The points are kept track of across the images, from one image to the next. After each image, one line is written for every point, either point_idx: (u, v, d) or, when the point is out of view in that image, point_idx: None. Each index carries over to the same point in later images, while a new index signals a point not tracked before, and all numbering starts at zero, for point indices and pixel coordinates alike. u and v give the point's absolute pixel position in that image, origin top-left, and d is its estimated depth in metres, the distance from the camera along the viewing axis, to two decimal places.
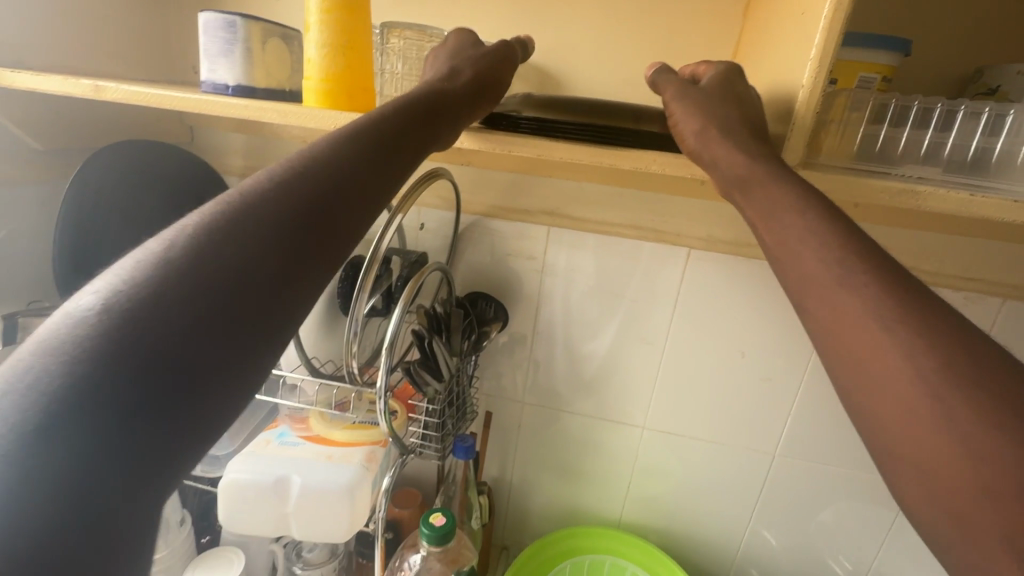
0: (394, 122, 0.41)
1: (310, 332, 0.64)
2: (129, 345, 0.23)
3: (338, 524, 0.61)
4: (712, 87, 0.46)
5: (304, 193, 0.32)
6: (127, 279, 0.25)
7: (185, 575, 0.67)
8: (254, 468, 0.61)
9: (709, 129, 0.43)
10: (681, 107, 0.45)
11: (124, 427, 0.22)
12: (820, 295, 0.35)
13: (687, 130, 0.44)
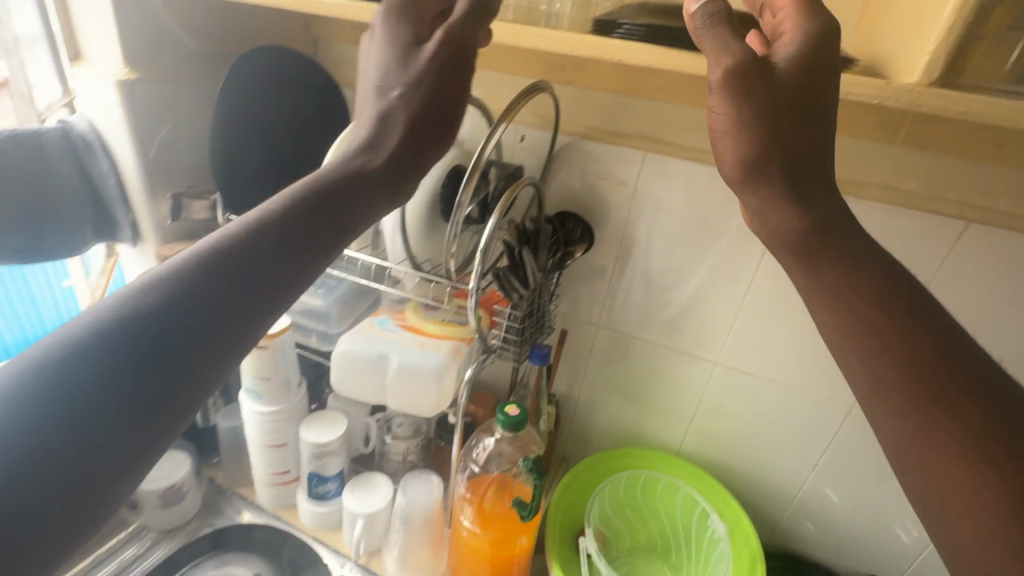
0: (312, 204, 0.49)
1: (413, 234, 0.69)
2: (52, 397, 0.32)
3: (428, 401, 0.70)
4: (789, 83, 0.42)
5: (218, 274, 0.41)
6: (61, 346, 0.34)
7: (301, 428, 0.80)
8: (360, 345, 0.70)
9: (761, 169, 0.44)
10: (744, 133, 0.43)
11: (117, 418, 0.34)
12: (900, 387, 0.42)
13: (733, 159, 0.44)
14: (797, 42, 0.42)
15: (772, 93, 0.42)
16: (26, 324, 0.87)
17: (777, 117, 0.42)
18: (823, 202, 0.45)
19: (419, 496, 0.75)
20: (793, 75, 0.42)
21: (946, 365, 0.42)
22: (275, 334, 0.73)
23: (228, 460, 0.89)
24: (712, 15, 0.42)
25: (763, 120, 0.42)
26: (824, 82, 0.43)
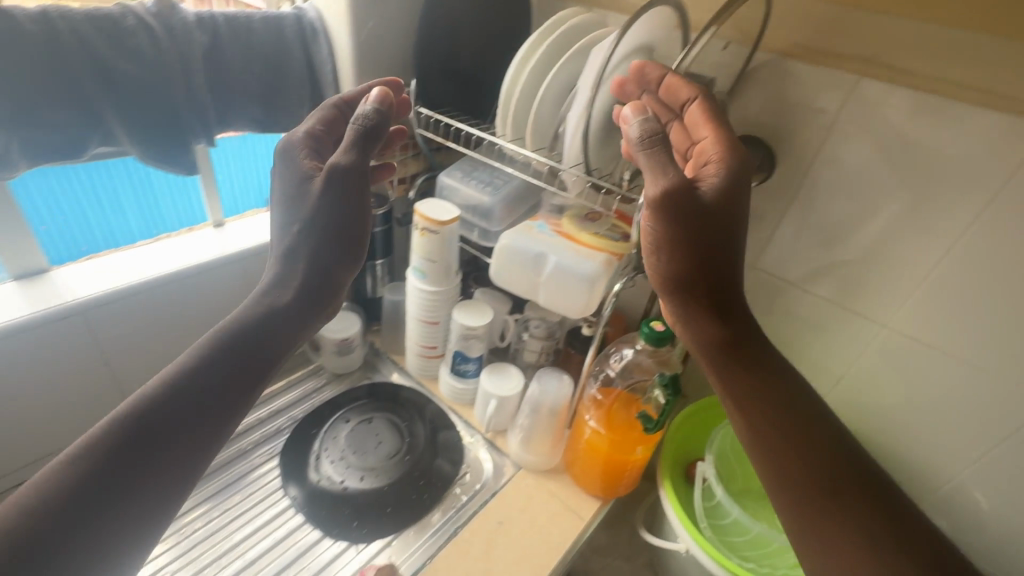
0: (273, 328, 0.56)
1: (591, 139, 0.67)
2: (71, 487, 0.42)
3: (577, 303, 0.74)
4: (708, 213, 0.52)
5: (171, 393, 0.49)
6: (78, 452, 0.44)
7: (453, 311, 0.89)
8: (522, 242, 0.75)
9: (689, 284, 0.54)
10: (674, 254, 0.54)
11: (109, 517, 0.43)
12: (797, 468, 0.51)
13: (667, 267, 0.55)
14: (719, 175, 0.53)
15: (690, 223, 0.51)
16: (230, 194, 0.90)
17: (692, 244, 0.52)
18: (738, 319, 0.55)
19: (551, 390, 0.82)
20: (716, 199, 0.52)
21: (812, 435, 0.52)
22: (445, 221, 0.79)
23: (388, 329, 1.03)
24: (642, 135, 0.53)
25: (690, 248, 0.53)
26: (736, 207, 0.52)
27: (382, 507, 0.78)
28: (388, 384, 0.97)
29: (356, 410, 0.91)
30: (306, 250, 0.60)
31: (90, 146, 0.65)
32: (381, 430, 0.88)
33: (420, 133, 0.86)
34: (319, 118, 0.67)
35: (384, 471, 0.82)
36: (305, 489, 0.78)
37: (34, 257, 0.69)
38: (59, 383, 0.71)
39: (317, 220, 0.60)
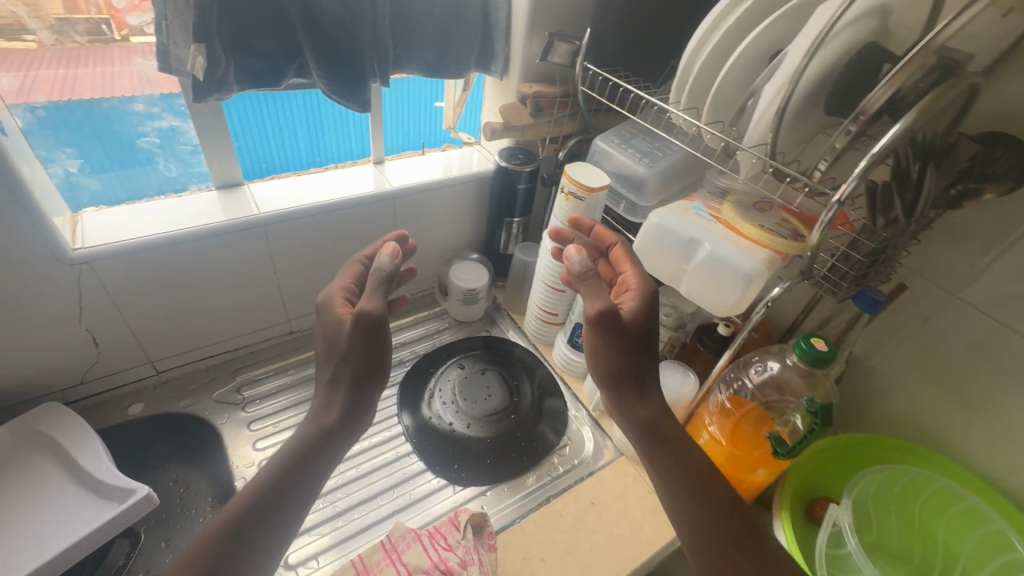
0: (316, 434, 0.57)
1: (787, 117, 0.57)
2: None
3: (723, 300, 0.67)
4: (633, 327, 0.60)
5: (222, 527, 0.50)
6: None
7: None
8: (675, 222, 0.69)
9: (625, 381, 0.60)
10: (613, 353, 0.59)
11: None
12: (715, 537, 0.54)
13: (604, 367, 0.60)
14: (638, 295, 0.62)
15: (620, 331, 0.59)
16: (394, 135, 0.94)
17: (626, 351, 0.60)
18: (654, 401, 0.61)
19: (673, 386, 0.76)
20: (637, 320, 0.61)
21: (733, 507, 0.56)
22: (594, 189, 0.75)
23: (513, 287, 1.04)
24: (580, 270, 0.63)
25: (621, 348, 0.59)
26: (653, 325, 0.62)
27: (482, 455, 0.81)
28: (502, 340, 0.99)
29: (470, 358, 0.94)
30: (344, 378, 0.60)
31: (286, 76, 0.71)
32: (491, 382, 0.91)
33: (583, 92, 0.81)
34: (349, 275, 0.68)
35: (490, 422, 0.85)
36: (416, 422, 0.84)
37: (233, 172, 0.78)
38: (239, 283, 0.82)
39: (348, 366, 0.60)
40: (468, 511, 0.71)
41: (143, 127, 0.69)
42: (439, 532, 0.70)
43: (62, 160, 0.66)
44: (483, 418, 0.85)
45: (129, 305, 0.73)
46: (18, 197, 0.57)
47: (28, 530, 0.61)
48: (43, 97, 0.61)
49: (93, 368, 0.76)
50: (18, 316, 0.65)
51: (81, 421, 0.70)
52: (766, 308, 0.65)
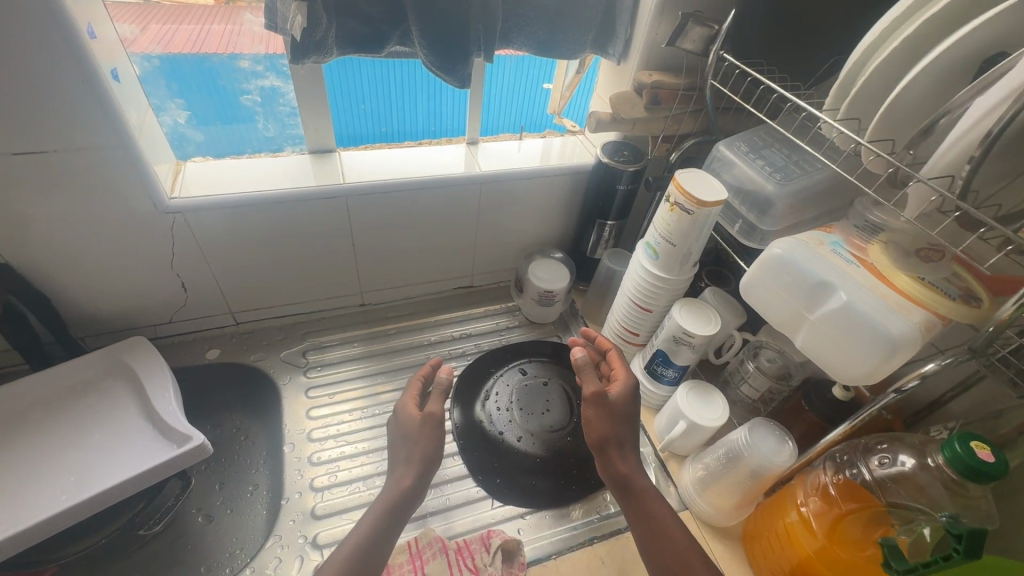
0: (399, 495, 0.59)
1: (995, 148, 0.42)
2: None
3: (850, 364, 0.53)
4: (621, 406, 0.65)
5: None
6: None
7: (673, 307, 0.75)
8: (804, 258, 0.56)
9: (615, 449, 0.63)
10: (605, 421, 0.63)
11: None
12: None
13: (594, 435, 0.63)
14: (627, 381, 0.67)
15: (611, 403, 0.64)
16: (493, 116, 0.88)
17: (619, 421, 0.64)
18: (634, 457, 0.64)
19: (762, 449, 0.63)
20: (628, 401, 0.65)
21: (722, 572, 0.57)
22: (706, 203, 0.63)
23: (595, 295, 0.95)
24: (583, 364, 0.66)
25: (613, 416, 0.64)
26: (638, 406, 0.67)
27: (529, 474, 0.74)
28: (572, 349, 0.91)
29: (536, 363, 0.88)
30: (417, 454, 0.61)
31: (388, 44, 0.67)
32: (552, 393, 0.83)
33: (712, 87, 0.69)
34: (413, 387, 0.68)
35: (544, 438, 0.77)
36: (466, 421, 0.79)
37: (326, 138, 0.77)
38: (318, 249, 0.82)
39: (419, 445, 0.62)
40: (502, 535, 0.66)
41: (247, 85, 0.70)
42: (467, 549, 0.65)
43: (172, 110, 0.69)
44: (538, 431, 0.78)
45: (216, 258, 0.76)
46: (122, 143, 0.60)
47: (100, 455, 0.66)
48: (206, 51, 0.65)
49: (181, 310, 0.81)
50: (118, 254, 0.70)
51: (161, 358, 0.74)
52: (898, 390, 0.52)
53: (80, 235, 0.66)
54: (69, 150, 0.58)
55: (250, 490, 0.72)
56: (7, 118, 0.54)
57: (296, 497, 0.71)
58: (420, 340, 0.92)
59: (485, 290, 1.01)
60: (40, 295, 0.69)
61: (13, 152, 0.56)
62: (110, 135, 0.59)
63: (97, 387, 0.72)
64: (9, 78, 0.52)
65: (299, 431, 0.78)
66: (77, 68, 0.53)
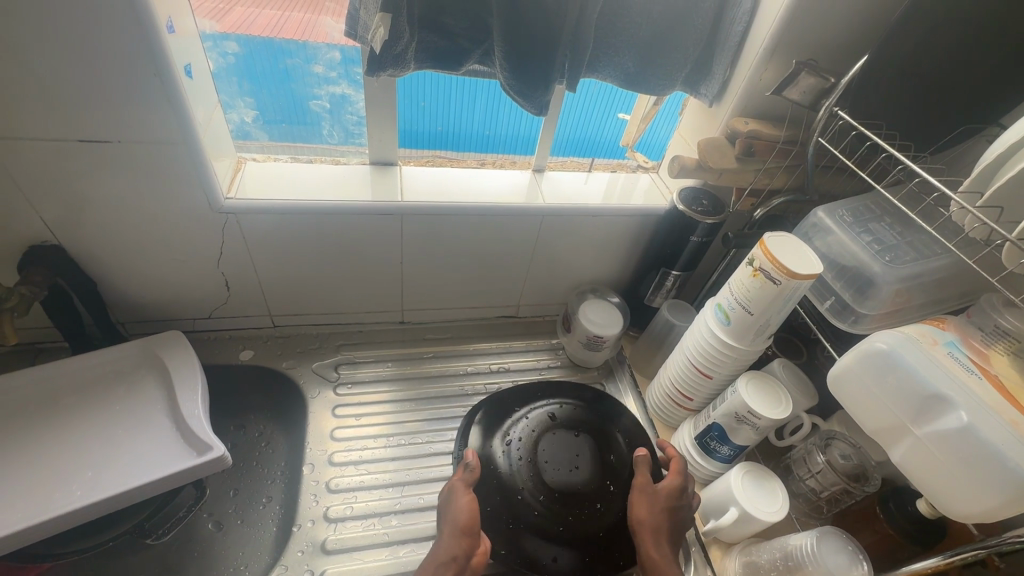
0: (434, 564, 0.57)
1: None
2: None
3: (952, 491, 0.45)
4: (666, 499, 0.66)
5: None
6: None
7: (737, 380, 0.68)
8: (918, 361, 0.47)
9: (651, 537, 0.63)
10: (647, 505, 0.65)
11: None
12: None
13: (633, 517, 0.65)
14: (681, 474, 0.68)
15: (658, 490, 0.67)
16: (564, 144, 0.83)
17: (663, 511, 0.65)
18: (670, 548, 0.63)
19: (829, 565, 0.55)
20: (677, 494, 0.66)
21: None
22: (797, 276, 0.56)
23: (648, 345, 0.88)
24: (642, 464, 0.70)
25: (657, 504, 0.66)
26: (688, 503, 0.67)
27: (547, 544, 0.67)
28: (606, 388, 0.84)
29: (560, 412, 0.80)
30: (448, 522, 0.61)
31: (467, 62, 0.63)
32: (577, 452, 0.75)
33: (817, 143, 0.62)
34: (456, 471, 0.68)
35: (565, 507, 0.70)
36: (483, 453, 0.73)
37: (390, 151, 0.74)
38: (364, 265, 0.79)
39: (452, 512, 0.61)
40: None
41: (317, 90, 0.67)
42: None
43: (240, 108, 0.67)
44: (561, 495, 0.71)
45: (262, 260, 0.73)
46: (185, 140, 0.58)
47: (122, 453, 0.64)
48: (283, 37, 0.61)
49: (222, 307, 0.79)
50: (167, 248, 0.68)
51: (196, 357, 0.72)
52: (1002, 540, 0.46)
53: (133, 225, 0.65)
54: (133, 142, 0.57)
55: (263, 502, 0.69)
56: (77, 104, 0.52)
57: (308, 525, 0.67)
58: (455, 367, 0.87)
59: (530, 323, 0.96)
60: (89, 279, 0.68)
61: (77, 139, 0.55)
62: (173, 130, 0.57)
63: (127, 376, 0.70)
64: (81, 64, 0.50)
65: (321, 451, 0.74)
66: (152, 63, 0.51)
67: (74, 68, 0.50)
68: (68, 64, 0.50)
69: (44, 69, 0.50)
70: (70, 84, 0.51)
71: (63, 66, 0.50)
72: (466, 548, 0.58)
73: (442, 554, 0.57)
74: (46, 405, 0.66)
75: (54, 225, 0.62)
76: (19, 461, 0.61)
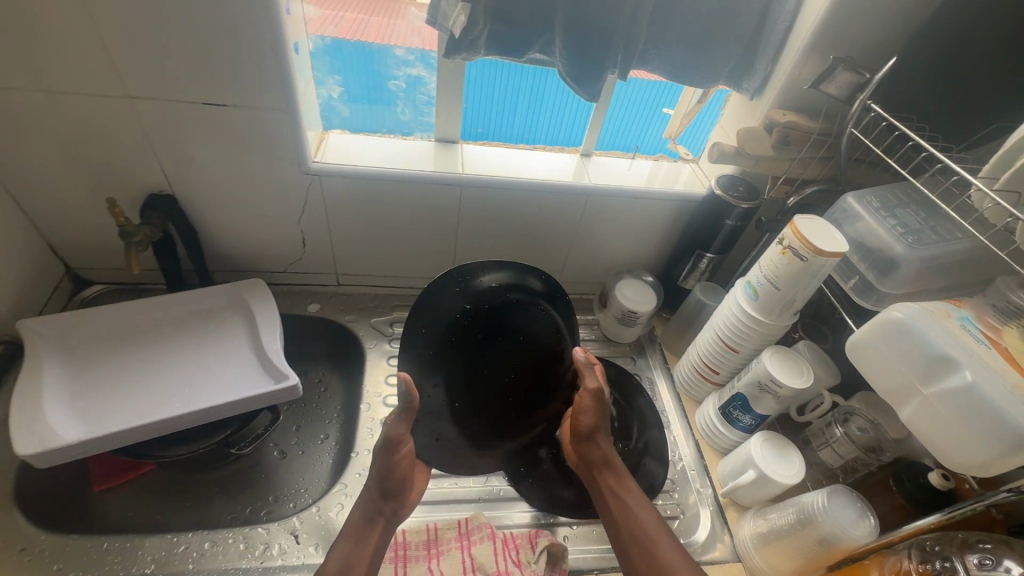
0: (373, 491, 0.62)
1: None
2: None
3: (960, 448, 0.49)
4: (605, 406, 0.69)
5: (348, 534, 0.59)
6: None
7: (763, 353, 0.73)
8: (929, 329, 0.52)
9: (601, 437, 0.68)
10: (592, 411, 0.68)
11: None
12: None
13: (584, 425, 0.68)
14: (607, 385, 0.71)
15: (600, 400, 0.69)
16: (611, 134, 0.89)
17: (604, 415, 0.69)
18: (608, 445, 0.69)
19: (840, 519, 0.60)
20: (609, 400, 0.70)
21: None
22: (825, 252, 0.61)
23: (680, 325, 0.94)
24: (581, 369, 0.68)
25: (600, 411, 0.69)
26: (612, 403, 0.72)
27: (478, 435, 0.72)
28: (528, 264, 0.73)
29: (494, 299, 0.69)
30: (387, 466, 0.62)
31: (530, 50, 0.71)
32: (523, 342, 0.71)
33: (851, 134, 0.67)
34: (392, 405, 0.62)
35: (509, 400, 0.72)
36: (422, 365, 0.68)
37: (453, 130, 0.83)
38: (422, 231, 0.87)
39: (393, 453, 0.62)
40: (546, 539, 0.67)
41: (397, 71, 0.76)
42: (501, 548, 0.66)
43: (329, 85, 0.76)
44: (495, 388, 0.71)
45: (336, 221, 0.83)
46: (287, 108, 0.67)
47: (212, 376, 0.74)
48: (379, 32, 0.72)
49: (296, 262, 0.89)
50: (258, 204, 0.78)
51: (275, 304, 0.82)
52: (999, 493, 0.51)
53: (233, 181, 0.75)
54: (246, 107, 0.67)
55: (322, 438, 0.83)
56: (205, 70, 0.62)
57: (364, 454, 0.76)
58: None
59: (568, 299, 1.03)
60: (193, 227, 0.79)
61: (202, 102, 0.65)
62: (278, 99, 0.66)
63: (217, 315, 0.81)
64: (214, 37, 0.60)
65: (376, 394, 0.83)
66: (271, 40, 0.60)
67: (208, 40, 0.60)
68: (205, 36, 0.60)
69: (186, 40, 0.60)
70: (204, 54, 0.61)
71: (202, 39, 0.60)
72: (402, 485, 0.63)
73: (370, 510, 0.61)
74: (151, 332, 0.77)
75: (172, 178, 0.73)
76: (128, 375, 0.72)
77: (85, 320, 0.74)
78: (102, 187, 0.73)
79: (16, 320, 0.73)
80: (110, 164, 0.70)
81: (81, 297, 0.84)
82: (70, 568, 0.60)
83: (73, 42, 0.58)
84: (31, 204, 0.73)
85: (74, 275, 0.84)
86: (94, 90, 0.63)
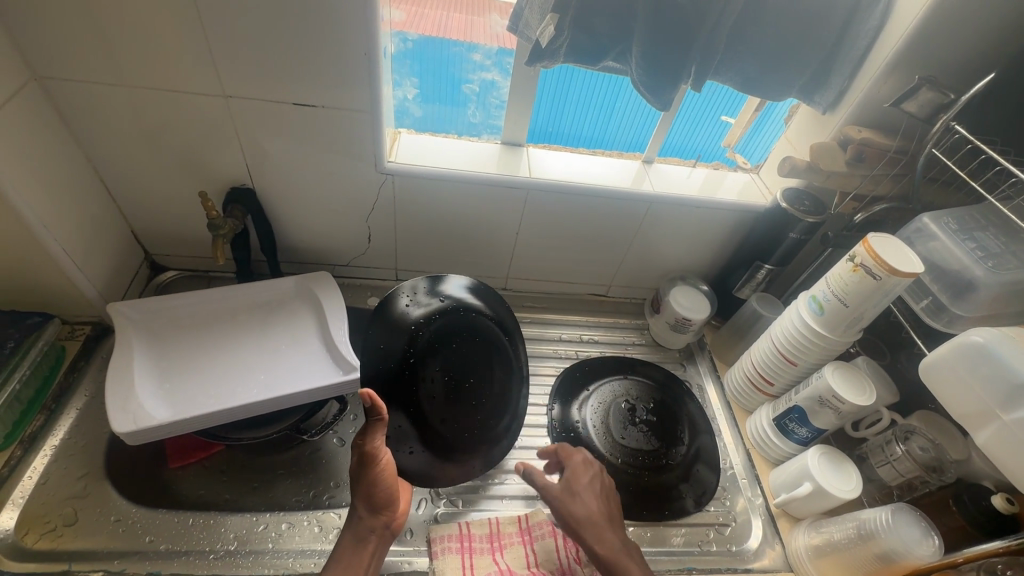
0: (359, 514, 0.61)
1: None
2: None
3: None
4: (596, 487, 0.66)
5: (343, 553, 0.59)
6: None
7: (823, 367, 0.74)
8: (1011, 356, 0.52)
9: (603, 523, 0.62)
10: (586, 497, 0.65)
11: None
12: None
13: (583, 513, 0.63)
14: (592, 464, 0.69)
15: (588, 482, 0.66)
16: (673, 142, 0.90)
17: (600, 494, 0.66)
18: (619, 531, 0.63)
19: (903, 536, 0.60)
20: (599, 477, 0.68)
21: None
22: (899, 271, 0.61)
23: (731, 334, 0.95)
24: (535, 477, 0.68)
25: (592, 491, 0.65)
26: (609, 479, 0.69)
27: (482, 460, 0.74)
28: (433, 278, 0.78)
29: (422, 330, 0.73)
30: (367, 487, 0.61)
31: (605, 57, 0.71)
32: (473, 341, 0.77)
33: (930, 154, 0.67)
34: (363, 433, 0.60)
35: (479, 399, 0.75)
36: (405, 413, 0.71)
37: (520, 133, 0.84)
38: (483, 231, 0.89)
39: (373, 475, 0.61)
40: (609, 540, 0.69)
41: (471, 75, 0.78)
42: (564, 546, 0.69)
43: (405, 87, 0.78)
44: (466, 412, 0.74)
45: (403, 219, 0.85)
46: (371, 110, 0.70)
47: (285, 364, 0.77)
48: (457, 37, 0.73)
49: (361, 257, 0.91)
50: (332, 200, 0.81)
51: (342, 297, 0.84)
52: None
53: (312, 178, 0.77)
54: (333, 108, 0.69)
55: None
56: (299, 73, 0.65)
57: None
58: (549, 334, 0.97)
59: (617, 302, 1.04)
60: (269, 219, 0.82)
61: (292, 102, 0.68)
62: (363, 101, 0.69)
63: (287, 305, 0.84)
64: (312, 41, 0.62)
65: None
66: (364, 43, 0.63)
67: (306, 44, 0.63)
68: (303, 41, 0.62)
69: (286, 43, 0.62)
70: (300, 57, 0.64)
71: (301, 44, 0.63)
72: (388, 506, 0.63)
73: (361, 530, 0.61)
74: (227, 319, 0.80)
75: (254, 172, 0.76)
76: (208, 359, 0.75)
77: (168, 305, 0.77)
78: (189, 179, 0.76)
79: (104, 303, 0.77)
80: (197, 158, 0.74)
81: (156, 282, 0.88)
82: (161, 540, 0.64)
83: (180, 43, 0.61)
84: (121, 193, 0.77)
85: (151, 261, 0.88)
86: (194, 88, 0.66)
